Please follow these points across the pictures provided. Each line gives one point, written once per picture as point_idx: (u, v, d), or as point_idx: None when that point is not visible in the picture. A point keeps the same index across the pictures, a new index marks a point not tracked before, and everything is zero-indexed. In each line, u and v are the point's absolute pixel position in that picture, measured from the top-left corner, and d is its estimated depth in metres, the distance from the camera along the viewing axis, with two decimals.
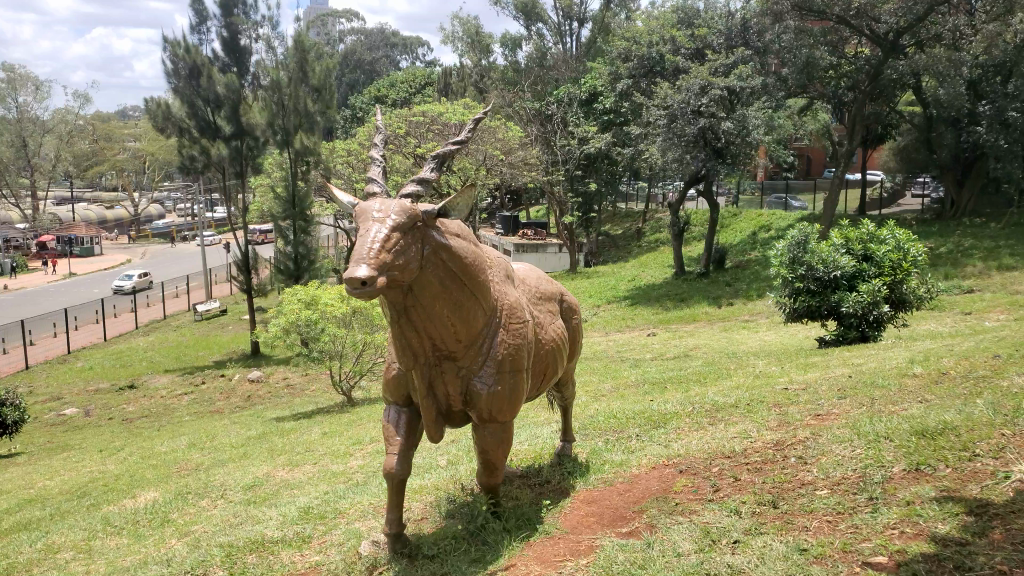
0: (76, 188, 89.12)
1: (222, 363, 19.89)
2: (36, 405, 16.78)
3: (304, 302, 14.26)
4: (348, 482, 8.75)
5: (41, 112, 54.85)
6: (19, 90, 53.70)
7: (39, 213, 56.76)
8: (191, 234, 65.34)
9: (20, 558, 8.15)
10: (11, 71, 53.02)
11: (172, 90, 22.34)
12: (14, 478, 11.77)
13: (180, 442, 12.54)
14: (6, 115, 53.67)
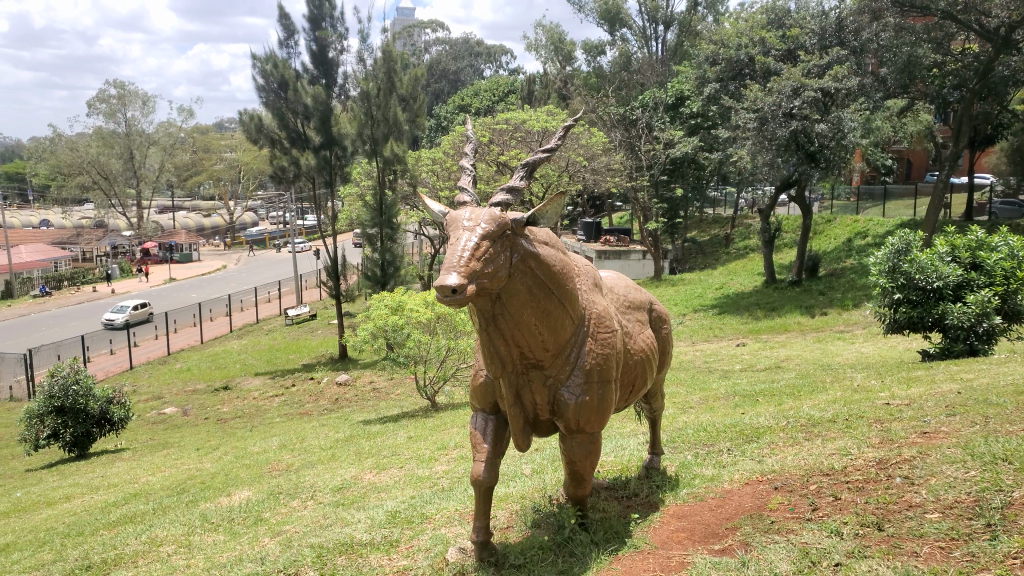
0: (178, 198, 94.05)
1: (311, 366, 20.50)
2: (141, 403, 17.71)
3: (391, 308, 14.51)
4: (433, 487, 8.84)
5: (147, 126, 58.01)
6: (128, 105, 56.93)
7: (144, 222, 60.06)
8: (283, 241, 67.84)
9: (127, 550, 8.58)
10: (121, 88, 56.25)
11: (265, 103, 23.12)
12: (119, 473, 12.42)
13: (272, 443, 12.97)
14: (116, 129, 57.06)
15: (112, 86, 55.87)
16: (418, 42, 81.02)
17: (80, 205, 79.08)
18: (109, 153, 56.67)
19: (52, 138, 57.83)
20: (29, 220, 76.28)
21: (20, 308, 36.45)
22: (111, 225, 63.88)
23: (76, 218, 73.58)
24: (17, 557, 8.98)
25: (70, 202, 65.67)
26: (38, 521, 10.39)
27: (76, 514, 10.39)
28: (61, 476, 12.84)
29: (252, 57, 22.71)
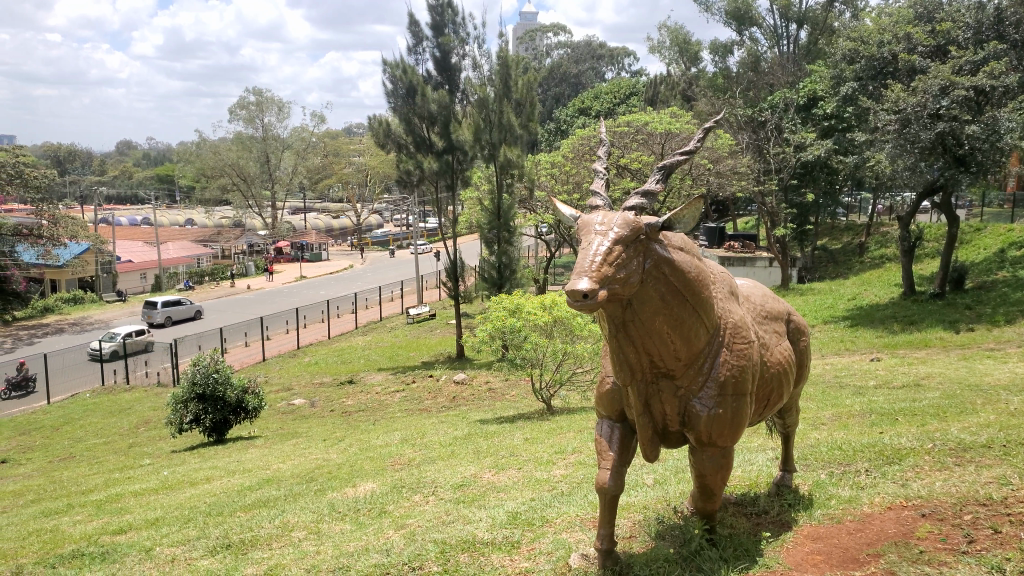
0: (308, 200, 99.07)
1: (430, 364, 21.01)
2: (273, 394, 18.72)
3: (509, 310, 14.55)
4: (552, 490, 8.85)
5: (282, 131, 61.23)
6: (265, 111, 60.33)
7: (277, 221, 63.59)
8: (404, 242, 70.00)
9: (262, 533, 9.07)
10: (260, 95, 59.70)
11: (392, 109, 23.87)
12: (253, 459, 13.18)
13: (394, 438, 13.38)
14: (254, 134, 60.60)
15: (252, 94, 59.38)
16: (540, 45, 81.62)
17: (220, 205, 84.73)
18: (248, 157, 60.32)
19: (197, 143, 62.21)
20: (177, 219, 82.57)
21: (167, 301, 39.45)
22: (247, 224, 68.04)
23: (217, 218, 78.92)
24: (165, 531, 9.66)
25: (211, 202, 70.40)
26: (183, 499, 11.16)
27: (216, 495, 11.09)
28: (202, 458, 13.75)
29: (381, 64, 23.54)
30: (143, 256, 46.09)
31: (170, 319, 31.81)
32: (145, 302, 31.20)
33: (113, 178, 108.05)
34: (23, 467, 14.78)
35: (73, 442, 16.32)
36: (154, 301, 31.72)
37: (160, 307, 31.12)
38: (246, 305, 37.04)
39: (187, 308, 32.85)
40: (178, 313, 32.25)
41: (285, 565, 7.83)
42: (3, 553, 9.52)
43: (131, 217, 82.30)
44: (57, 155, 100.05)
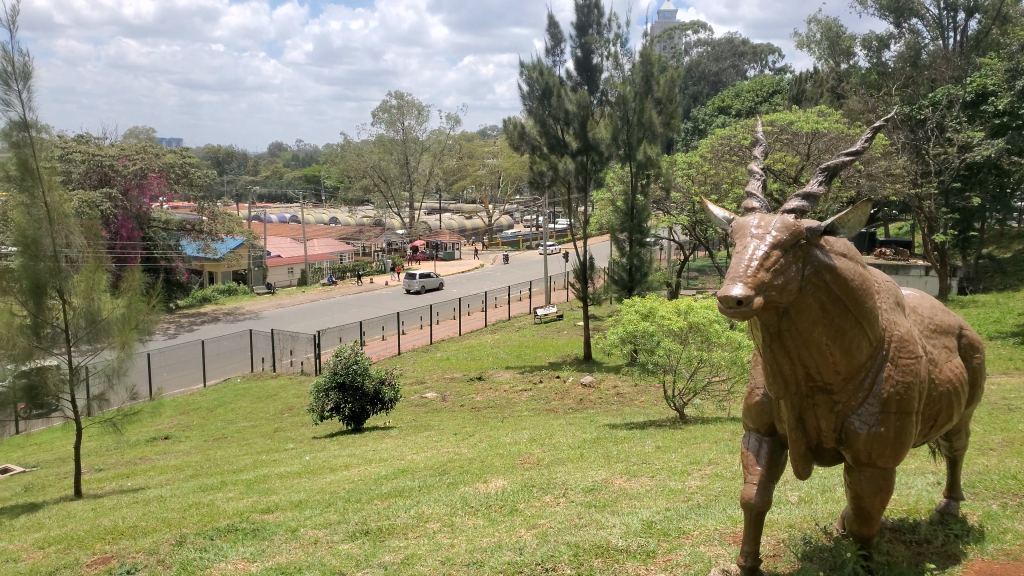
0: (444, 200, 102.33)
1: (558, 365, 21.04)
2: (407, 387, 19.37)
3: (642, 314, 14.26)
4: (688, 501, 8.61)
5: (422, 134, 62.85)
6: (406, 114, 61.96)
7: (412, 220, 65.97)
8: (533, 243, 70.78)
9: (398, 522, 9.37)
10: (402, 98, 61.64)
11: (528, 110, 24.03)
12: (389, 449, 13.69)
13: (523, 436, 13.47)
14: (396, 137, 62.58)
15: (394, 98, 61.54)
16: (678, 44, 80.00)
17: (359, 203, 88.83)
18: (388, 159, 62.91)
19: (342, 145, 65.48)
20: (321, 217, 87.43)
21: (311, 295, 41.80)
22: (386, 224, 71.12)
23: (357, 217, 82.85)
24: (308, 513, 10.18)
25: (351, 202, 73.94)
26: (324, 484, 11.74)
27: (354, 482, 11.57)
28: (341, 446, 14.42)
29: (519, 66, 23.72)
30: (290, 251, 49.06)
31: (424, 288, 41.33)
32: (407, 274, 41.09)
33: (266, 178, 115.87)
34: (182, 444, 16.05)
35: (226, 424, 17.57)
36: (413, 273, 41.46)
37: (418, 277, 40.82)
38: (383, 301, 38.68)
39: (435, 280, 42.26)
40: (430, 283, 41.73)
41: (421, 555, 8.04)
42: (168, 522, 10.36)
43: (281, 214, 87.90)
44: (218, 156, 108.45)
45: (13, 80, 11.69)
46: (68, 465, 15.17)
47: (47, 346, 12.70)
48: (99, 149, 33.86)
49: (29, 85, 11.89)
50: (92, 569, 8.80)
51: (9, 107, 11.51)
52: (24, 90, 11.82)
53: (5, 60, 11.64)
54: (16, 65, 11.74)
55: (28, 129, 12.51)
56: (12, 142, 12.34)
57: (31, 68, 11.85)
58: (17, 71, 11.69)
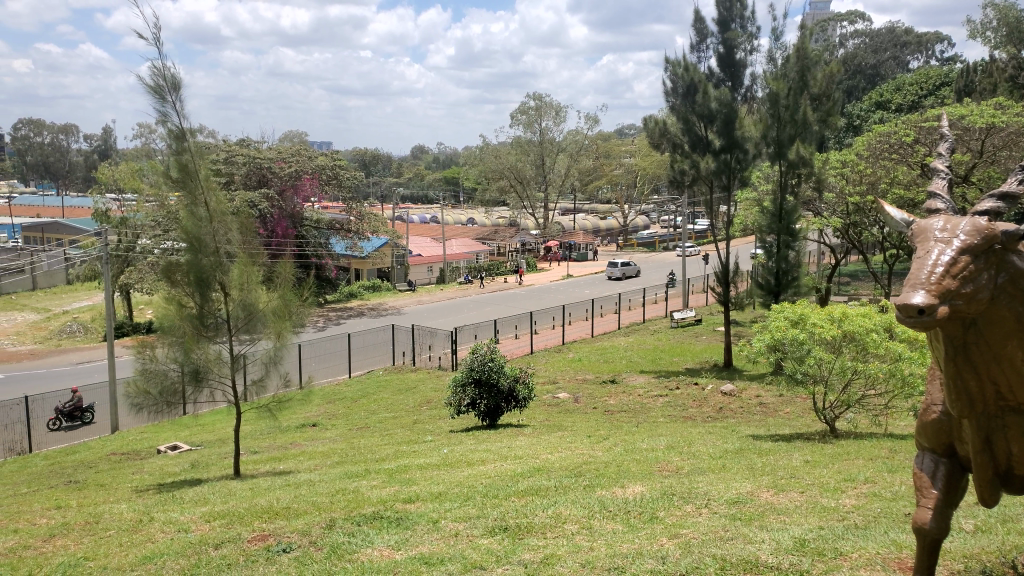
0: (578, 201, 102.66)
1: (696, 370, 20.51)
2: (540, 386, 19.51)
3: (792, 320, 13.62)
4: (844, 521, 8.11)
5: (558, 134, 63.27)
6: (543, 115, 62.61)
7: (548, 221, 66.58)
8: (670, 244, 69.47)
9: (537, 521, 9.40)
10: (540, 100, 62.30)
11: (670, 108, 23.54)
12: (524, 447, 13.79)
13: (660, 443, 13.18)
14: (533, 138, 63.48)
15: (532, 99, 62.25)
16: (831, 36, 75.88)
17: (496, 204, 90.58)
18: (525, 160, 63.86)
19: (481, 146, 67.02)
20: (459, 217, 89.91)
21: (449, 292, 43.04)
22: (521, 224, 72.18)
23: (493, 217, 84.62)
24: (448, 506, 10.40)
25: (487, 202, 75.49)
26: (463, 477, 11.98)
27: (492, 477, 11.75)
28: (477, 441, 14.69)
29: (662, 64, 23.32)
30: (429, 250, 50.73)
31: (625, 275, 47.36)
32: (609, 263, 47.09)
33: (408, 180, 120.60)
34: (329, 432, 16.92)
35: (369, 414, 18.36)
36: (615, 262, 47.56)
37: (619, 266, 46.71)
38: (518, 300, 39.19)
39: (635, 268, 48.12)
40: (630, 271, 47.54)
41: (561, 556, 8.03)
42: (318, 506, 10.89)
43: (422, 215, 91.25)
44: (365, 158, 114.12)
45: (166, 92, 12.62)
46: (228, 446, 16.36)
47: (212, 334, 13.71)
48: (258, 153, 36.36)
49: (181, 96, 12.81)
50: (252, 544, 9.39)
51: (166, 117, 12.46)
52: (178, 101, 12.75)
53: (157, 75, 12.59)
54: (168, 78, 12.67)
55: (186, 135, 13.50)
56: (174, 148, 13.34)
57: (180, 79, 12.74)
58: (168, 83, 12.61)
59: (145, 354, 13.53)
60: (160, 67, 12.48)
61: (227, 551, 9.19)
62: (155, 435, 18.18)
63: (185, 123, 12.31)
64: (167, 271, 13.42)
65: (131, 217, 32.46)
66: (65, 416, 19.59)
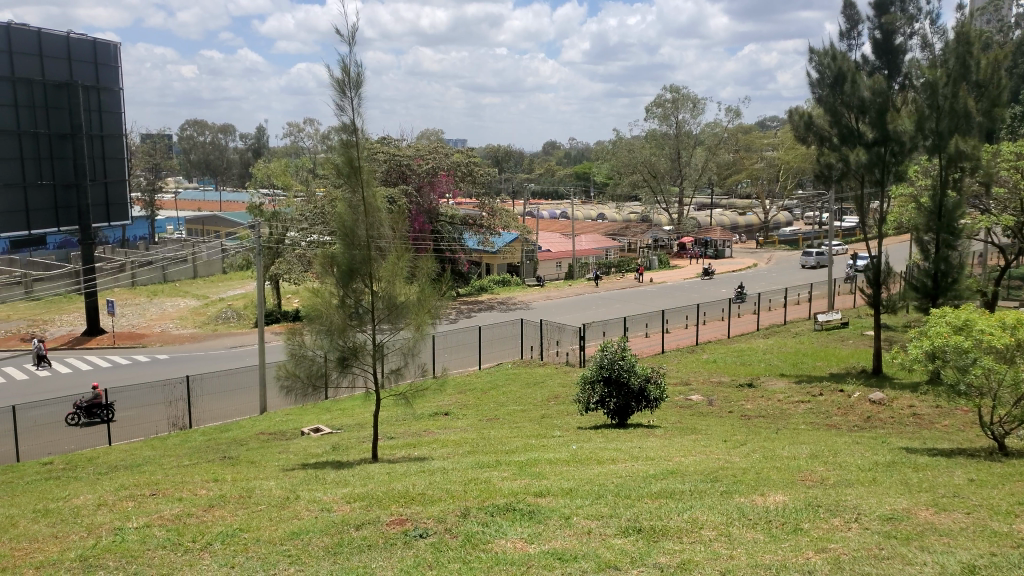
0: (716, 197, 99.68)
1: (841, 376, 19.37)
2: (672, 387, 19.07)
3: (954, 327, 12.52)
4: (1021, 549, 7.37)
5: (695, 127, 61.78)
6: (680, 108, 61.38)
7: (683, 217, 65.17)
8: (814, 242, 65.99)
9: (671, 524, 9.16)
10: (677, 92, 61.05)
11: (817, 99, 22.40)
12: (656, 448, 13.50)
13: (802, 451, 12.51)
14: (668, 131, 62.37)
15: (669, 92, 61.06)
16: (1005, 15, 69.06)
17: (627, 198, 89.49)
18: (659, 154, 62.79)
19: (614, 141, 66.54)
20: (590, 213, 89.69)
21: (579, 288, 43.00)
22: (654, 220, 71.08)
23: (625, 213, 83.77)
24: (580, 502, 10.34)
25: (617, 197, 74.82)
26: (593, 475, 11.89)
27: (623, 477, 11.58)
28: (606, 439, 14.53)
29: (808, 53, 22.24)
30: (560, 246, 50.91)
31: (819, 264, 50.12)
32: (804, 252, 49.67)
33: (540, 175, 121.50)
34: (461, 422, 17.29)
35: (498, 405, 18.64)
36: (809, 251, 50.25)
37: (813, 256, 49.22)
38: (650, 298, 38.56)
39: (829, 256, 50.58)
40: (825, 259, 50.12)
41: (699, 562, 7.78)
42: (452, 494, 11.13)
43: (553, 210, 91.60)
44: (498, 155, 115.86)
45: (348, 88, 13.26)
46: (365, 431, 17.06)
47: (357, 323, 14.33)
48: (399, 150, 37.71)
49: (361, 92, 13.40)
50: (391, 528, 9.70)
51: (343, 113, 13.08)
52: (357, 97, 13.35)
53: (344, 71, 13.25)
54: (351, 74, 13.29)
55: (354, 132, 14.14)
56: (342, 144, 14.06)
57: (363, 76, 13.31)
58: (352, 81, 13.23)
59: (296, 340, 14.32)
60: (346, 64, 13.11)
61: (367, 533, 9.55)
62: (300, 417, 19.24)
63: (362, 120, 12.86)
64: (321, 261, 14.16)
65: (283, 211, 34.48)
66: (83, 413, 19.32)
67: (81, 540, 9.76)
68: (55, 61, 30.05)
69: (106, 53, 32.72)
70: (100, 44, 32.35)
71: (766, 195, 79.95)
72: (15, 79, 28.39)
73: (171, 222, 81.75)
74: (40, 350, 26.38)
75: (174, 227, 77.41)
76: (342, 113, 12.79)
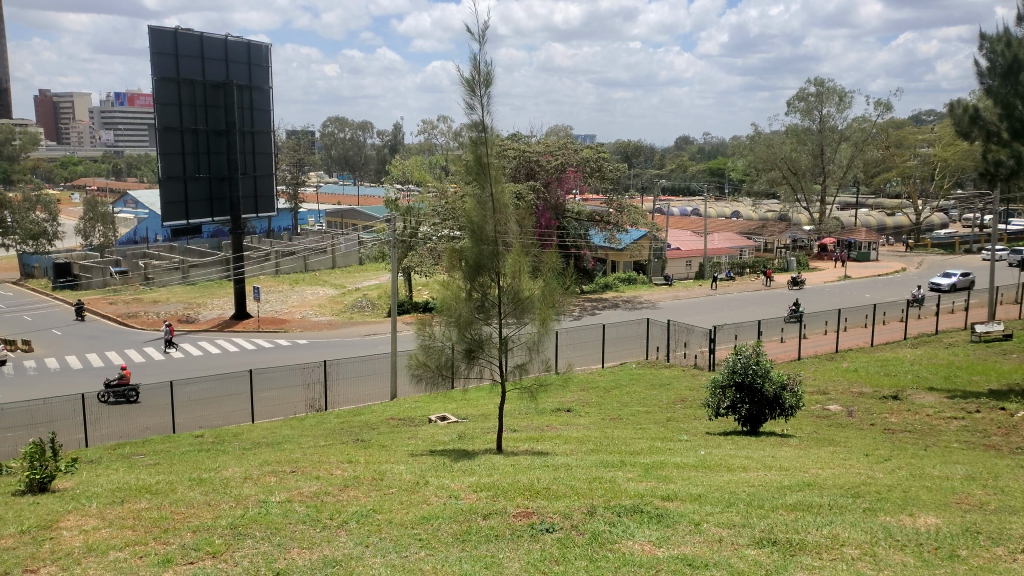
0: (862, 197, 94.22)
1: (1002, 393, 17.76)
2: (808, 395, 18.17)
3: None
4: None
5: (841, 122, 58.88)
6: (825, 102, 58.82)
7: (824, 217, 62.09)
8: (971, 246, 60.99)
9: (809, 538, 8.72)
10: (822, 85, 58.43)
11: (985, 90, 20.67)
12: (789, 458, 12.89)
13: (956, 472, 11.56)
14: (811, 126, 59.92)
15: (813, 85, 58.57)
16: None
17: (762, 196, 86.18)
18: (801, 150, 60.20)
19: (751, 137, 64.39)
20: (722, 212, 87.06)
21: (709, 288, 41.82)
22: (792, 219, 68.24)
23: (760, 211, 80.87)
24: (710, 509, 10.03)
25: (751, 194, 72.14)
26: (723, 482, 11.50)
27: (755, 486, 11.12)
28: (737, 446, 14.01)
29: (978, 39, 20.55)
30: (691, 244, 49.72)
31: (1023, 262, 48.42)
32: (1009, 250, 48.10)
33: (672, 172, 119.50)
34: (583, 419, 17.21)
35: (622, 405, 18.44)
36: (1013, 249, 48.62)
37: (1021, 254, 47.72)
38: (785, 301, 36.94)
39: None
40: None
41: None
42: (576, 491, 11.08)
43: (683, 207, 89.68)
44: (629, 151, 114.85)
45: (477, 86, 13.44)
46: (490, 422, 17.33)
47: (483, 317, 14.54)
48: (528, 146, 38.01)
49: (489, 90, 13.56)
50: (517, 520, 9.78)
51: (471, 111, 13.30)
52: (485, 95, 13.52)
53: (473, 70, 13.47)
54: (481, 73, 13.47)
55: (483, 130, 14.31)
56: (472, 141, 14.27)
57: (492, 74, 13.47)
58: (481, 79, 13.42)
59: (426, 331, 14.73)
60: (476, 62, 13.31)
61: (494, 523, 9.67)
62: (427, 405, 19.81)
63: (489, 118, 13.01)
64: (449, 255, 14.46)
65: (415, 206, 35.57)
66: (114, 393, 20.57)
67: (231, 509, 10.45)
68: (213, 63, 32.33)
69: (259, 53, 34.43)
70: (254, 45, 33.93)
71: (919, 196, 74.71)
72: (178, 80, 31.07)
73: (314, 214, 86.27)
74: (170, 333, 28.43)
75: (315, 219, 81.72)
76: (470, 111, 13.00)
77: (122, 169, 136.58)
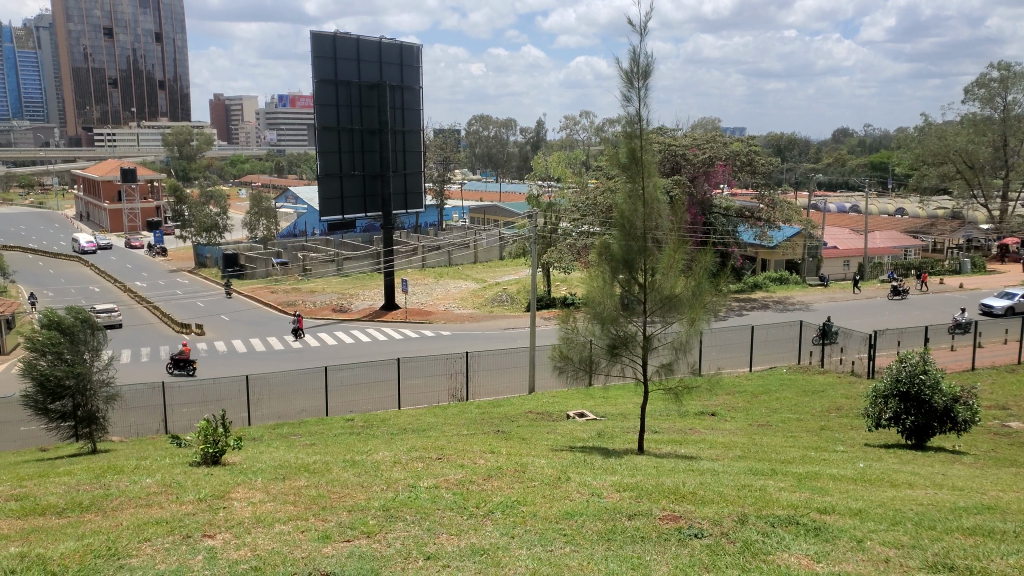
0: None
1: None
2: (985, 410, 16.59)
3: None
4: None
5: None
6: (1010, 87, 54.21)
7: (1003, 215, 56.61)
8: None
9: (992, 566, 7.90)
10: (1007, 70, 53.84)
11: None
12: (962, 477, 11.80)
13: None
14: (992, 115, 55.72)
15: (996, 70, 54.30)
16: None
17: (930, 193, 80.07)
18: (979, 141, 55.49)
19: (920, 128, 60.00)
20: (883, 210, 81.54)
21: (868, 290, 39.24)
22: (965, 217, 62.76)
23: (927, 208, 75.15)
24: (873, 526, 9.34)
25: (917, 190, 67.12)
26: (886, 498, 10.68)
27: (924, 506, 10.24)
28: (901, 461, 12.99)
29: None
30: (849, 243, 46.79)
31: None
32: None
33: (829, 166, 113.40)
34: (729, 423, 16.60)
35: (771, 412, 17.60)
36: None
37: None
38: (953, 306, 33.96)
39: None
40: None
41: None
42: (725, 497, 10.67)
43: (840, 205, 84.89)
44: (781, 144, 110.16)
45: (635, 78, 13.22)
46: (630, 421, 17.10)
47: (628, 314, 14.31)
48: (675, 140, 37.16)
49: (647, 82, 13.30)
50: (664, 522, 9.54)
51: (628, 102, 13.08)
52: (643, 87, 13.27)
53: (632, 61, 13.24)
54: (639, 65, 13.24)
55: (639, 122, 14.03)
56: (626, 133, 14.04)
57: (651, 66, 13.19)
58: (639, 70, 13.19)
59: (569, 324, 14.75)
60: (635, 54, 13.09)
61: (640, 524, 9.49)
62: (567, 400, 19.85)
63: (646, 110, 12.74)
64: (598, 249, 14.33)
65: (557, 202, 35.67)
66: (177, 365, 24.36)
67: (382, 492, 10.87)
68: (371, 64, 33.94)
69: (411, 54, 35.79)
70: (407, 47, 35.31)
71: None
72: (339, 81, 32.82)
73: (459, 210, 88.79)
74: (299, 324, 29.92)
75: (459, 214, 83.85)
76: (627, 103, 12.79)
77: (283, 167, 146.66)
